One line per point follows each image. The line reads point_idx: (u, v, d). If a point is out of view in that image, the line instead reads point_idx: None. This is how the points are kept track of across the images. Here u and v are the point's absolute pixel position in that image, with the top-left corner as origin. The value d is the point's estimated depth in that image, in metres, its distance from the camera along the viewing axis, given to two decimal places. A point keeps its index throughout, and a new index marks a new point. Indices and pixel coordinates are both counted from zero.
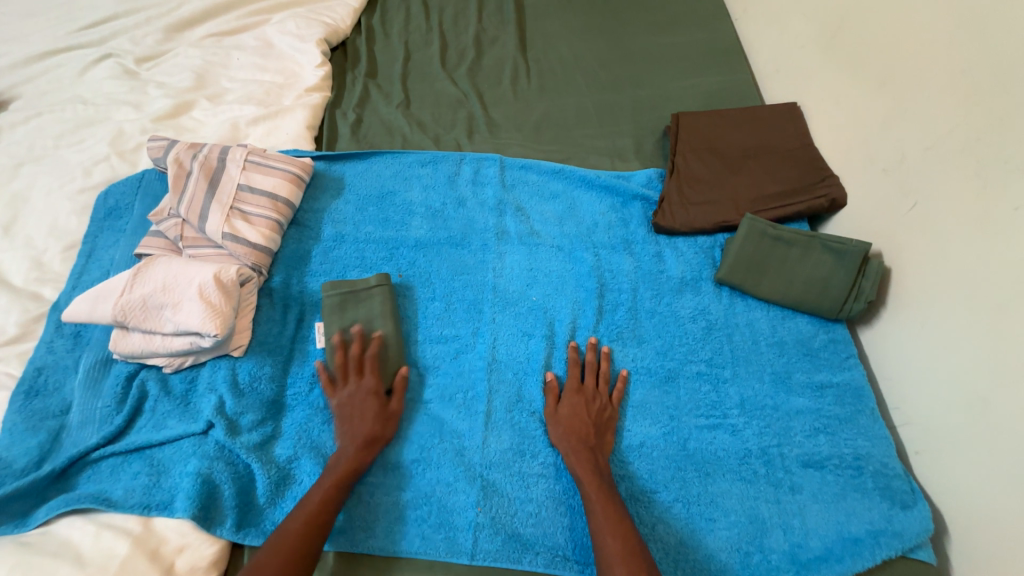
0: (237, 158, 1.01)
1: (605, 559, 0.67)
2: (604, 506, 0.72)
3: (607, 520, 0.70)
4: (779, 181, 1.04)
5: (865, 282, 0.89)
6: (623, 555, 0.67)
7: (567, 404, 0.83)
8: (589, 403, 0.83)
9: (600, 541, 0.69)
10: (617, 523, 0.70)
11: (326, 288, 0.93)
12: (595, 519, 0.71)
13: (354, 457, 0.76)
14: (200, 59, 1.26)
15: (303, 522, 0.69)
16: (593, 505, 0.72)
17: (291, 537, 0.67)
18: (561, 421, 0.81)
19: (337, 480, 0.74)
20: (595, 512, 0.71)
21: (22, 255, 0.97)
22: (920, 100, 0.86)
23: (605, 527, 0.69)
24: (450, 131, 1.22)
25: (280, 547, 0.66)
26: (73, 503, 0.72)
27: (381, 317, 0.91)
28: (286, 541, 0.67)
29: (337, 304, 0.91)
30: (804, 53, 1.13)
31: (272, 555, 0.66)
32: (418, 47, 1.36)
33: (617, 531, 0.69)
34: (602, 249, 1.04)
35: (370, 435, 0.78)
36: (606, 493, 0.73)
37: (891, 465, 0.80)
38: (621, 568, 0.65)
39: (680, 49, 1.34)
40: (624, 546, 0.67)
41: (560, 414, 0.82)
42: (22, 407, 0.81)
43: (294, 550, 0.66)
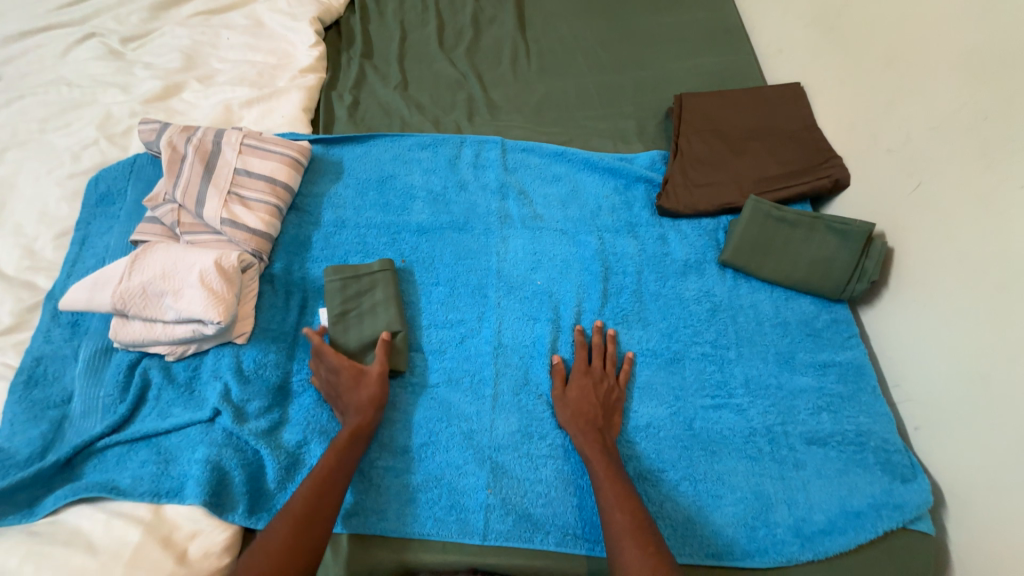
0: (233, 141, 0.99)
1: (614, 532, 0.68)
2: (612, 482, 0.72)
3: (615, 495, 0.71)
4: (783, 162, 1.04)
5: (868, 262, 0.90)
6: (632, 528, 0.68)
7: (575, 387, 0.83)
8: (596, 384, 0.84)
9: (609, 516, 0.70)
10: (625, 498, 0.71)
11: (329, 273, 0.92)
12: (603, 495, 0.72)
13: (354, 422, 0.77)
14: (188, 39, 1.22)
15: (308, 492, 0.69)
16: (601, 482, 0.73)
17: (298, 506, 0.68)
18: (569, 403, 0.82)
19: (340, 447, 0.74)
20: (603, 489, 0.72)
21: (13, 243, 0.95)
22: (926, 78, 0.85)
23: (613, 502, 0.70)
24: (449, 113, 1.20)
25: (289, 517, 0.67)
26: (81, 492, 0.72)
27: (384, 303, 0.91)
28: (295, 508, 0.67)
29: (340, 288, 0.91)
30: (807, 32, 1.12)
31: (283, 521, 0.66)
32: (414, 26, 1.32)
33: (625, 506, 0.70)
34: (606, 232, 1.04)
35: (364, 403, 0.78)
36: (613, 470, 0.74)
37: (892, 441, 0.82)
38: (628, 541, 0.67)
39: (681, 28, 1.32)
40: (631, 520, 0.68)
41: (568, 396, 0.83)
42: (22, 398, 0.79)
43: (303, 518, 0.67)
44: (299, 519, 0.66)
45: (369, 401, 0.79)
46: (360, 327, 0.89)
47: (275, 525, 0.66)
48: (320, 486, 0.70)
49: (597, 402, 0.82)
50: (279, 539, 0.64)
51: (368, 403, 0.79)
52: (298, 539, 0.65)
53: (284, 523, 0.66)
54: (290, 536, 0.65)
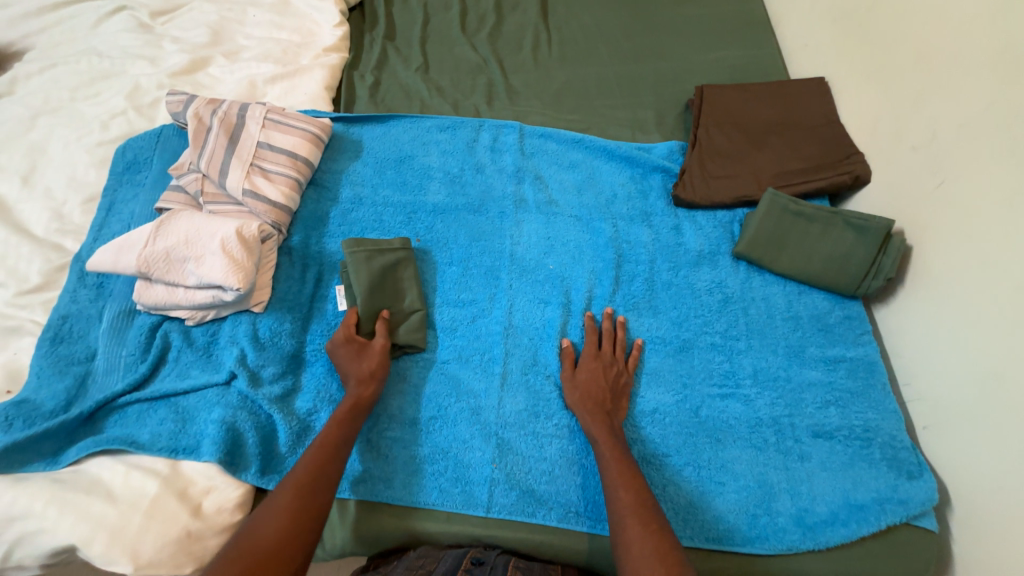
0: (256, 115, 1.01)
1: (618, 512, 0.69)
2: (616, 461, 0.73)
3: (619, 474, 0.72)
4: (804, 157, 1.03)
5: (885, 259, 0.89)
6: (636, 506, 0.68)
7: (585, 369, 0.84)
8: (608, 368, 0.84)
9: (613, 494, 0.71)
10: (630, 479, 0.72)
11: (348, 245, 0.90)
12: (608, 476, 0.73)
13: (355, 393, 0.78)
14: (215, 15, 1.24)
15: (310, 460, 0.71)
16: (606, 461, 0.74)
17: (301, 474, 0.69)
18: (579, 384, 0.83)
19: (342, 418, 0.76)
20: (607, 468, 0.73)
21: (42, 206, 0.98)
22: (957, 74, 0.84)
23: (617, 483, 0.71)
24: (469, 97, 1.21)
25: (291, 485, 0.68)
26: (102, 444, 0.74)
27: (406, 282, 0.92)
28: (298, 477, 0.68)
29: (365, 259, 0.90)
30: (834, 27, 1.10)
31: (287, 487, 0.67)
32: (437, 10, 1.33)
33: (630, 486, 0.71)
34: (621, 220, 1.04)
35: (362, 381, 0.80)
36: (620, 452, 0.75)
37: (899, 438, 0.82)
38: (631, 520, 0.67)
39: (706, 20, 1.30)
40: (635, 498, 0.69)
41: (579, 378, 0.83)
42: (48, 353, 0.82)
43: (305, 486, 0.68)
44: (301, 488, 0.67)
45: (369, 380, 0.80)
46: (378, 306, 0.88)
47: (279, 491, 0.67)
48: (322, 455, 0.71)
49: (603, 388, 0.82)
50: (283, 503, 0.66)
51: (365, 377, 0.80)
52: (302, 505, 0.66)
53: (287, 489, 0.67)
54: (291, 502, 0.66)
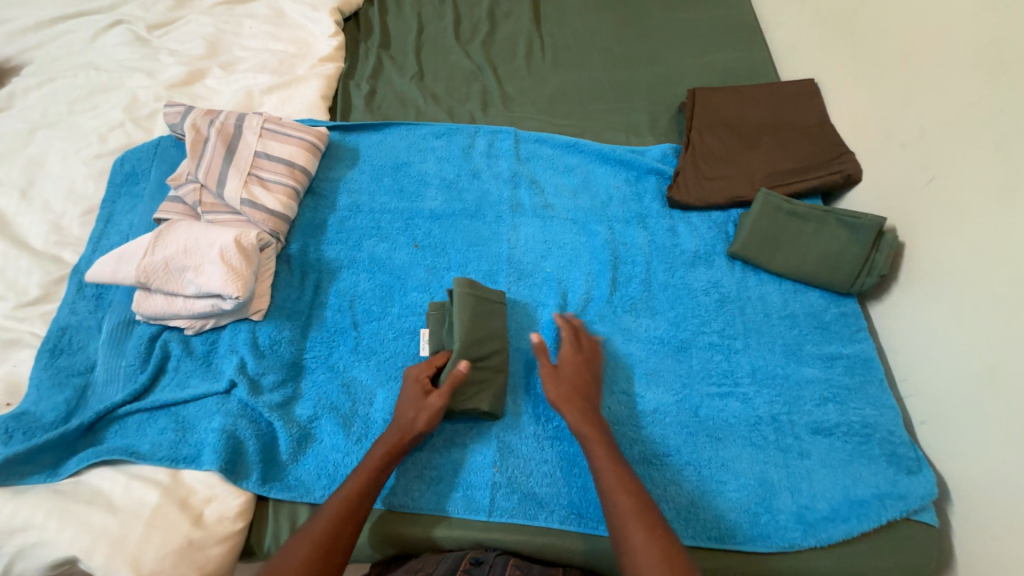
0: (253, 125, 1.02)
1: (619, 518, 0.67)
2: (611, 463, 0.72)
3: (615, 478, 0.71)
4: (796, 158, 1.04)
5: (879, 255, 0.90)
6: (638, 511, 0.67)
7: (570, 363, 0.83)
8: (589, 364, 0.84)
9: (612, 500, 0.69)
10: (627, 482, 0.70)
11: (461, 284, 0.86)
12: (603, 481, 0.71)
13: (391, 440, 0.75)
14: (212, 27, 1.25)
15: (329, 514, 0.67)
16: (600, 466, 0.72)
17: (320, 531, 0.66)
18: (562, 380, 0.81)
19: (370, 469, 0.72)
20: (602, 472, 0.71)
21: (41, 218, 0.98)
22: (943, 72, 0.85)
23: (614, 488, 0.70)
24: (464, 104, 1.22)
25: (308, 539, 0.65)
26: (103, 455, 0.74)
27: (500, 345, 0.86)
28: (317, 532, 0.66)
29: (469, 304, 0.85)
30: (822, 29, 1.12)
31: (304, 542, 0.65)
32: (431, 19, 1.34)
33: (629, 490, 0.69)
34: (616, 223, 1.05)
35: (394, 440, 0.75)
36: (612, 454, 0.73)
37: (897, 433, 0.82)
38: (633, 526, 0.66)
39: (696, 25, 1.32)
40: (635, 504, 0.68)
41: (562, 373, 0.82)
42: (48, 365, 0.82)
43: (323, 543, 0.65)
44: (319, 545, 0.65)
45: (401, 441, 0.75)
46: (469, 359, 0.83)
47: (295, 545, 0.65)
48: (343, 508, 0.68)
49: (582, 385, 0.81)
50: (299, 560, 0.63)
51: (408, 426, 0.76)
52: (319, 564, 0.63)
53: (304, 545, 0.64)
54: (309, 559, 0.63)
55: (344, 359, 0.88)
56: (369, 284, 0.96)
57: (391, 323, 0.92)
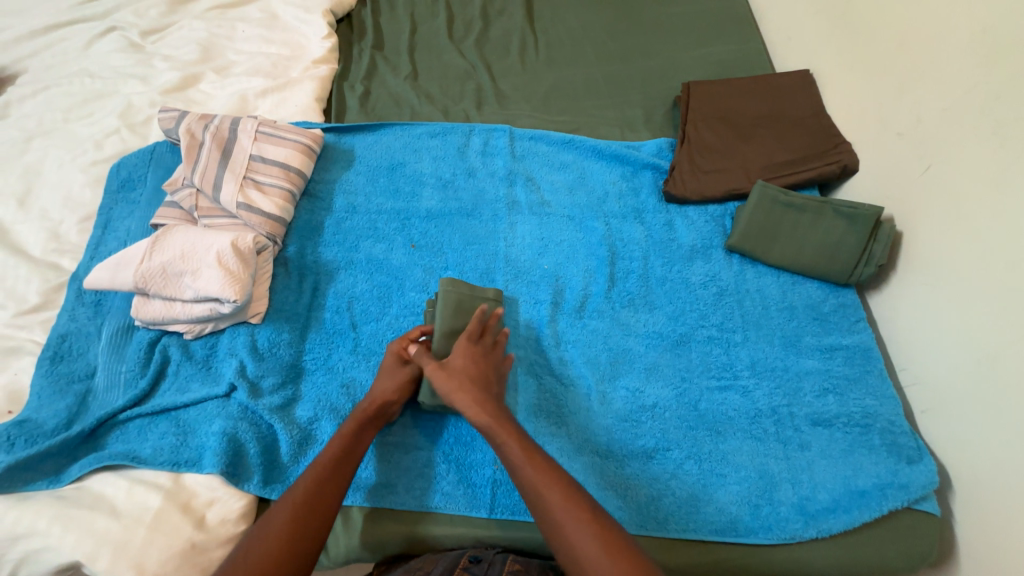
0: (248, 128, 1.02)
1: (549, 513, 0.64)
2: (528, 454, 0.68)
3: (534, 471, 0.66)
4: (792, 149, 1.04)
5: (876, 246, 0.90)
6: (565, 501, 0.64)
7: (462, 355, 0.76)
8: (483, 354, 0.78)
9: (537, 495, 0.65)
10: (548, 473, 0.67)
11: (445, 284, 0.85)
12: (524, 477, 0.67)
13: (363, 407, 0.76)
14: (205, 32, 1.25)
15: (309, 480, 0.68)
16: (517, 462, 0.67)
17: (298, 495, 0.67)
18: (452, 374, 0.75)
19: (348, 434, 0.73)
20: (521, 469, 0.67)
21: (39, 227, 0.99)
22: (938, 60, 0.85)
23: (537, 483, 0.66)
24: (458, 103, 1.22)
25: (288, 503, 0.66)
26: (104, 461, 0.75)
27: None
28: (296, 495, 0.67)
29: (454, 302, 0.84)
30: (816, 20, 1.12)
31: (284, 506, 0.66)
32: (424, 18, 1.34)
33: (553, 481, 0.66)
34: (613, 218, 1.05)
35: (365, 408, 0.76)
36: (527, 445, 0.69)
37: (898, 423, 0.82)
38: (565, 518, 0.63)
39: (690, 18, 1.32)
40: (561, 495, 0.65)
41: (452, 367, 0.75)
42: (48, 372, 0.83)
43: (303, 507, 0.66)
44: (300, 506, 0.66)
45: (370, 408, 0.76)
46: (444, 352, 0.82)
47: (276, 510, 0.66)
48: (322, 474, 0.69)
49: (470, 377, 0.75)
50: (279, 524, 0.64)
51: (380, 396, 0.78)
52: (299, 528, 0.64)
53: (285, 508, 0.66)
54: (289, 524, 0.64)
55: (344, 361, 0.88)
56: (367, 284, 0.96)
57: (389, 324, 0.92)
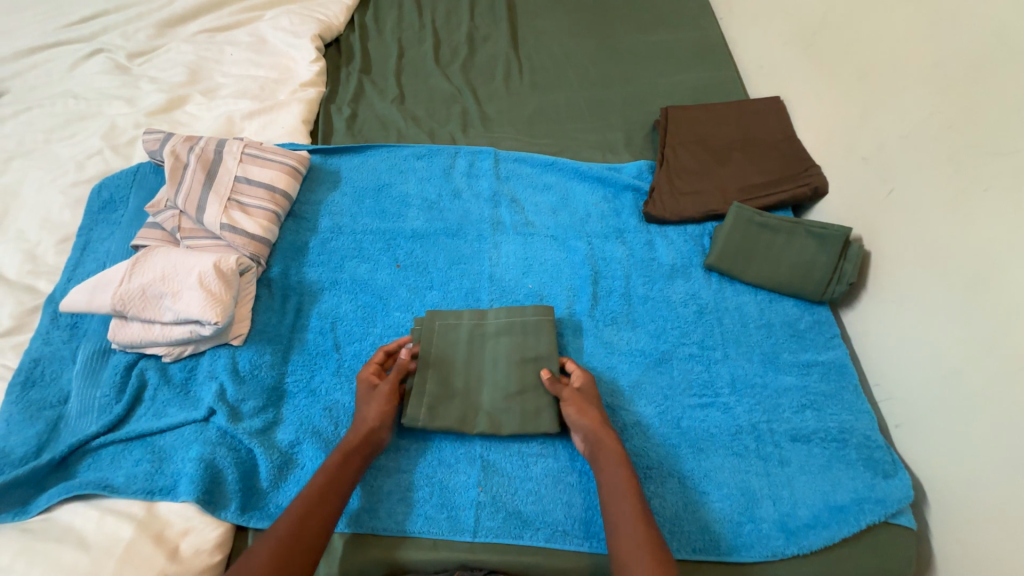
0: (234, 150, 1.02)
1: (626, 545, 0.66)
2: (632, 488, 0.71)
3: (633, 506, 0.70)
4: (765, 172, 1.08)
5: (847, 264, 0.93)
6: (647, 543, 0.66)
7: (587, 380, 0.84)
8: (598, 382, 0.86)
9: (623, 526, 0.68)
10: (641, 513, 0.69)
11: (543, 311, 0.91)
12: (621, 508, 0.70)
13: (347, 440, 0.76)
14: (193, 55, 1.26)
15: (293, 515, 0.67)
16: (622, 493, 0.71)
17: (282, 530, 0.66)
18: (584, 400, 0.82)
19: (332, 469, 0.72)
20: (621, 499, 0.70)
21: (15, 248, 0.97)
22: (896, 90, 0.90)
23: (625, 518, 0.69)
24: (444, 126, 1.24)
25: (271, 539, 0.65)
26: (75, 490, 0.73)
27: (495, 364, 0.87)
28: (280, 531, 0.66)
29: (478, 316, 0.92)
30: (786, 49, 1.17)
31: (268, 542, 0.65)
32: (411, 44, 1.38)
33: (643, 520, 0.68)
34: (596, 238, 1.07)
35: (349, 440, 0.76)
36: (634, 482, 0.73)
37: (873, 438, 0.84)
38: (640, 556, 0.65)
39: (667, 46, 1.38)
40: (646, 536, 0.67)
41: (583, 392, 0.82)
42: (19, 398, 0.80)
43: (286, 543, 0.65)
44: (282, 543, 0.65)
45: (355, 439, 0.76)
46: (527, 379, 0.86)
47: (258, 547, 0.64)
48: (306, 509, 0.68)
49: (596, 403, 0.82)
50: (259, 562, 0.62)
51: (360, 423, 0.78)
52: (281, 565, 0.63)
53: (267, 545, 0.64)
54: (272, 561, 0.63)
55: (326, 382, 0.87)
56: (351, 305, 0.96)
57: (373, 343, 0.92)
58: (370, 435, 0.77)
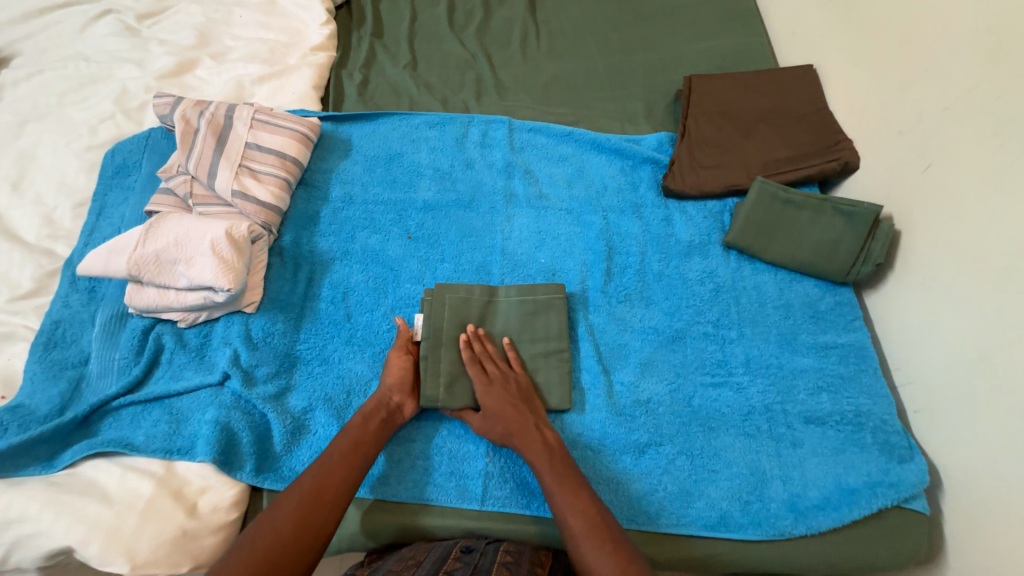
0: (244, 116, 1.01)
1: (572, 537, 0.67)
2: (561, 485, 0.70)
3: (566, 497, 0.69)
4: (792, 145, 1.03)
5: (874, 244, 0.89)
6: (589, 530, 0.66)
7: (488, 403, 0.78)
8: (503, 389, 0.80)
9: (562, 519, 0.68)
10: (581, 503, 0.69)
11: (557, 290, 0.90)
12: (554, 502, 0.70)
13: (366, 410, 0.78)
14: (201, 16, 1.23)
15: (317, 472, 0.70)
16: (550, 490, 0.70)
17: (305, 485, 0.69)
18: (493, 423, 0.77)
19: (355, 437, 0.74)
20: (553, 494, 0.70)
21: (33, 211, 0.98)
22: (942, 57, 0.83)
23: (564, 508, 0.69)
24: (457, 93, 1.20)
25: (297, 492, 0.68)
26: (97, 447, 0.75)
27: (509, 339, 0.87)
28: (304, 486, 0.69)
29: (489, 293, 0.90)
30: (821, 14, 1.10)
31: (293, 495, 0.68)
32: (424, 6, 1.32)
33: (581, 508, 0.68)
34: (611, 212, 1.04)
35: (372, 409, 0.78)
36: (561, 473, 0.71)
37: (890, 422, 0.82)
38: (587, 543, 0.66)
39: (694, 10, 1.30)
40: (585, 522, 0.67)
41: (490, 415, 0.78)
42: (42, 358, 0.83)
43: (310, 496, 0.68)
44: (306, 496, 0.68)
45: (374, 406, 0.78)
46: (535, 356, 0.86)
47: (283, 500, 0.67)
48: (327, 466, 0.71)
49: (524, 379, 0.82)
50: (285, 515, 0.66)
51: (382, 392, 0.80)
52: (305, 517, 0.66)
53: (293, 497, 0.67)
54: (296, 514, 0.66)
55: (338, 351, 0.88)
56: (362, 275, 0.96)
57: (384, 314, 0.92)
58: (384, 399, 0.79)
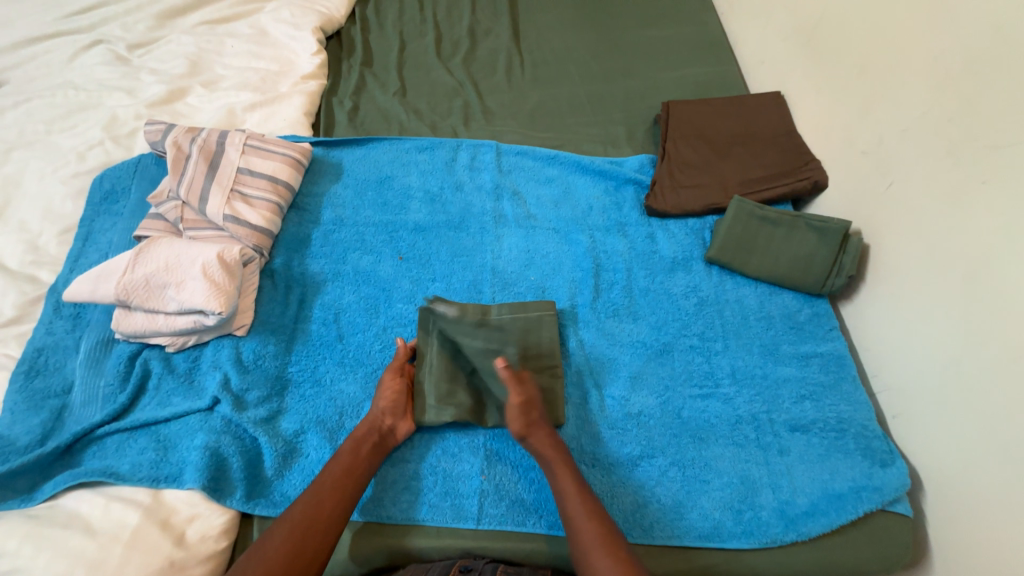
0: (236, 142, 1.02)
1: (581, 546, 0.67)
2: (576, 493, 0.72)
3: (580, 505, 0.70)
4: (765, 166, 1.09)
5: (846, 258, 0.94)
6: (600, 538, 0.67)
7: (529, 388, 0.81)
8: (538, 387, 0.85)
9: (575, 527, 0.69)
10: (594, 511, 0.70)
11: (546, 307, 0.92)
12: (569, 508, 0.71)
13: (356, 433, 0.77)
14: (193, 46, 1.26)
15: (308, 500, 0.69)
16: (568, 494, 0.71)
17: (296, 515, 0.68)
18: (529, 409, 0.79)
19: (347, 462, 0.74)
20: (567, 501, 0.71)
21: (16, 238, 0.97)
22: (896, 84, 0.90)
23: (574, 517, 0.69)
24: (446, 119, 1.24)
25: (287, 522, 0.67)
26: (81, 477, 0.73)
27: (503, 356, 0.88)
28: (294, 516, 0.67)
29: (482, 311, 0.90)
30: (785, 45, 1.18)
31: (283, 525, 0.67)
32: (412, 37, 1.38)
33: (594, 515, 0.70)
34: (597, 231, 1.08)
35: (364, 432, 0.77)
36: (578, 480, 0.73)
37: (871, 428, 0.85)
38: (596, 553, 0.66)
39: (668, 41, 1.38)
40: (598, 530, 0.68)
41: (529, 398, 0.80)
42: (23, 387, 0.81)
43: (301, 525, 0.67)
44: (298, 525, 0.67)
45: (365, 429, 0.78)
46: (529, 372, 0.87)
47: (274, 531, 0.66)
48: (319, 493, 0.70)
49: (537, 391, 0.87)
50: (276, 546, 0.65)
51: (375, 414, 0.80)
52: (296, 547, 0.65)
53: (284, 528, 0.66)
54: (287, 545, 0.65)
55: (331, 372, 0.88)
56: (354, 296, 0.97)
57: (376, 334, 0.93)
58: (376, 422, 0.79)
